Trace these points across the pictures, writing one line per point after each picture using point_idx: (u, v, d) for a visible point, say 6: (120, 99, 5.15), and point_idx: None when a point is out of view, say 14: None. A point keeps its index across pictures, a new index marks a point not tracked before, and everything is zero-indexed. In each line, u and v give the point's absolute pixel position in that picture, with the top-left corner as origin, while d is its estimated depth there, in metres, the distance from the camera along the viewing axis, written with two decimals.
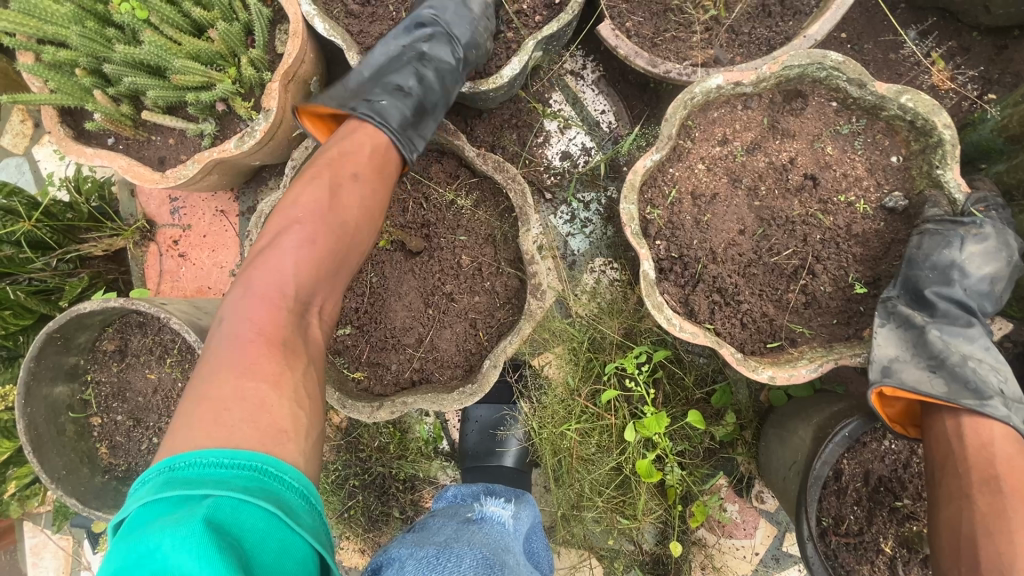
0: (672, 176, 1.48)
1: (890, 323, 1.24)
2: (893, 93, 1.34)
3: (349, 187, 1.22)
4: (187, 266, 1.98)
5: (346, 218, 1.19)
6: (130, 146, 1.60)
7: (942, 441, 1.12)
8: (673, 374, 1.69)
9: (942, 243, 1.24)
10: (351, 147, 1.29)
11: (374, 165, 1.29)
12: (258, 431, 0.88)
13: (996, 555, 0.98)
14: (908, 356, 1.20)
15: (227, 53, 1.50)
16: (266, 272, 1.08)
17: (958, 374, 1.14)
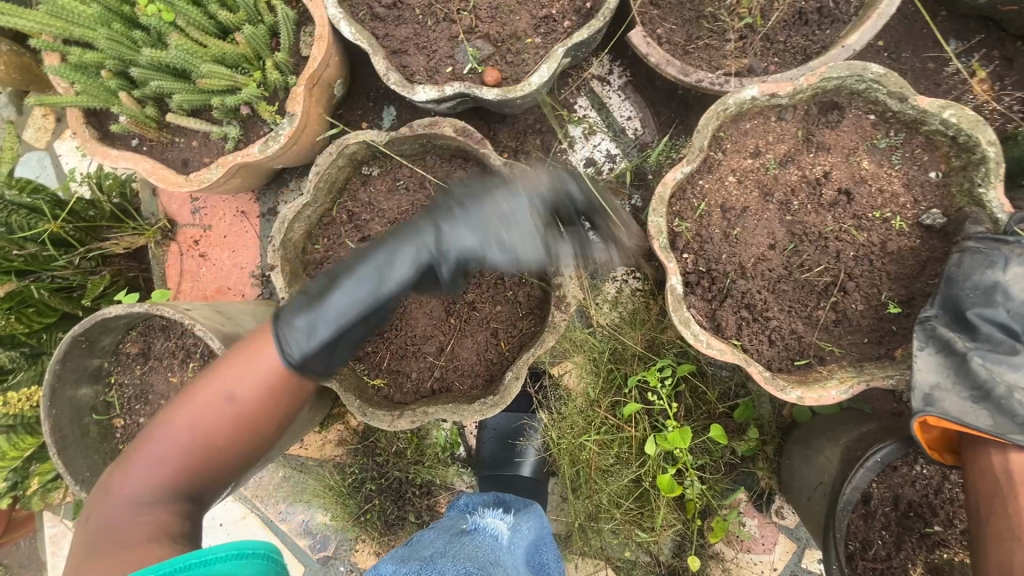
0: (701, 188, 1.45)
1: (930, 347, 1.21)
2: (936, 107, 1.30)
3: (238, 392, 1.19)
4: (207, 266, 1.98)
5: (243, 398, 1.19)
6: (153, 147, 1.60)
7: (987, 474, 1.11)
8: (695, 388, 1.67)
9: (987, 263, 1.21)
10: (247, 358, 1.22)
11: (284, 364, 1.25)
12: (120, 566, 0.95)
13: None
14: (951, 384, 1.18)
15: (253, 56, 1.49)
16: (147, 458, 1.13)
17: (1006, 406, 1.11)
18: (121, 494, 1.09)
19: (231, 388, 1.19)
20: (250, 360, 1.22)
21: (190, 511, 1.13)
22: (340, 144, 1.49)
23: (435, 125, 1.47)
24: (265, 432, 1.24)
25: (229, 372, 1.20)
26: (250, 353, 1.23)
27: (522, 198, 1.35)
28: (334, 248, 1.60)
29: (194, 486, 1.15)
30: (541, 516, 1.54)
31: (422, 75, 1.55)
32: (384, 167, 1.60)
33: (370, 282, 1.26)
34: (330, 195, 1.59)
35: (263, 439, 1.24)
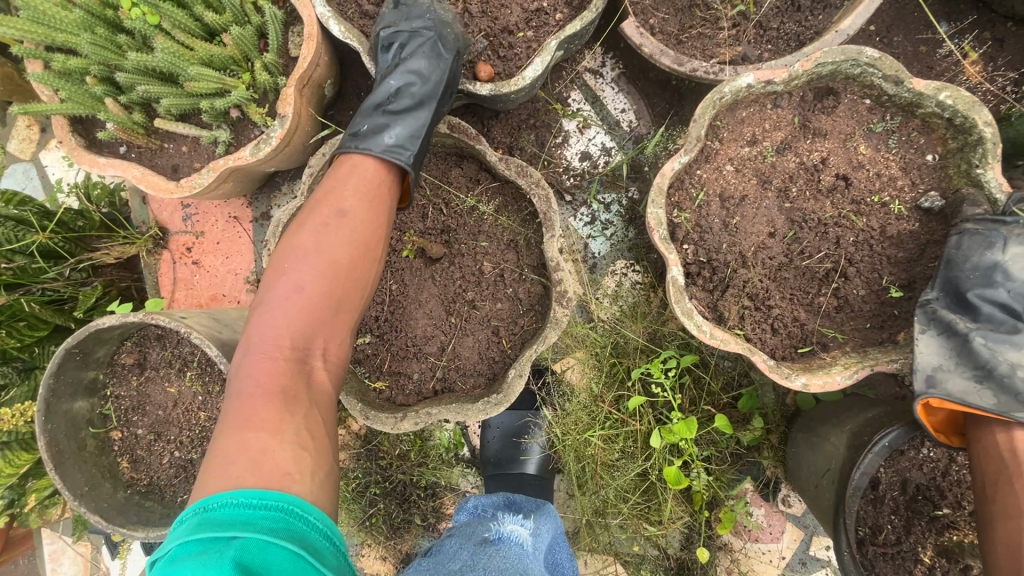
0: (699, 178, 1.44)
1: (932, 329, 1.21)
2: (932, 89, 1.29)
3: (341, 221, 1.20)
4: (201, 274, 1.95)
5: (352, 254, 1.19)
6: (142, 154, 1.57)
7: (993, 453, 1.12)
8: (699, 379, 1.66)
9: (988, 244, 1.20)
10: (341, 178, 1.26)
11: (366, 189, 1.27)
12: (259, 475, 0.88)
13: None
14: (953, 365, 1.18)
15: (241, 58, 1.46)
16: (288, 294, 1.12)
17: (1008, 385, 1.12)
18: (257, 347, 1.08)
19: (329, 255, 1.17)
20: (368, 190, 1.28)
21: (298, 353, 1.10)
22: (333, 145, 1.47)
23: None
24: (359, 276, 1.21)
25: (312, 223, 1.19)
26: (348, 180, 1.26)
27: (410, 64, 1.37)
28: None
29: (313, 324, 1.13)
30: (556, 517, 1.53)
31: None
32: None
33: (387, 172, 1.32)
34: None
35: (377, 264, 1.26)
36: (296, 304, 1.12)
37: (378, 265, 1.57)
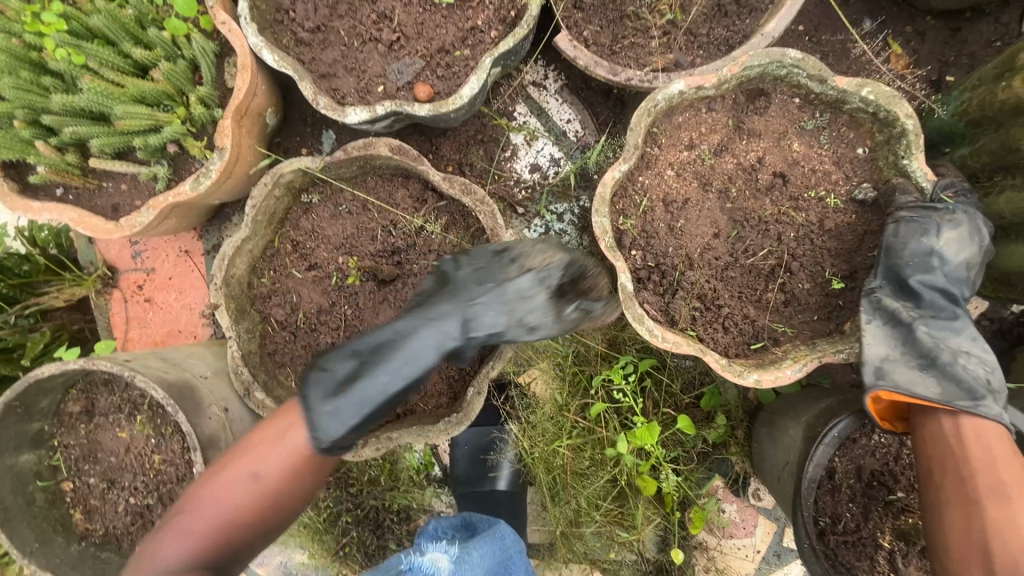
0: (642, 184, 1.46)
1: (878, 320, 1.24)
2: (854, 86, 1.34)
3: (270, 465, 1.16)
4: (154, 311, 1.91)
5: (268, 476, 1.15)
6: (80, 195, 1.53)
7: (941, 439, 1.14)
8: (661, 381, 1.67)
9: (925, 230, 1.24)
10: (269, 433, 1.18)
11: (307, 449, 1.17)
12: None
13: (1003, 555, 1.03)
14: (900, 356, 1.21)
15: (175, 93, 1.45)
16: (248, 482, 1.15)
17: (950, 373, 1.17)
18: (162, 549, 1.09)
19: (252, 467, 1.15)
20: (288, 428, 1.18)
21: (226, 565, 1.13)
22: (274, 174, 1.45)
23: (370, 145, 1.44)
24: (264, 516, 1.17)
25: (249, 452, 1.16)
26: (271, 430, 1.18)
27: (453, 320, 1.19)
28: (282, 280, 1.57)
29: (224, 551, 1.13)
30: (507, 537, 1.44)
31: (353, 97, 1.53)
32: (324, 193, 1.56)
33: (395, 376, 1.17)
34: (271, 226, 1.55)
35: (298, 498, 1.20)
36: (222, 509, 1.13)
37: (331, 291, 1.56)
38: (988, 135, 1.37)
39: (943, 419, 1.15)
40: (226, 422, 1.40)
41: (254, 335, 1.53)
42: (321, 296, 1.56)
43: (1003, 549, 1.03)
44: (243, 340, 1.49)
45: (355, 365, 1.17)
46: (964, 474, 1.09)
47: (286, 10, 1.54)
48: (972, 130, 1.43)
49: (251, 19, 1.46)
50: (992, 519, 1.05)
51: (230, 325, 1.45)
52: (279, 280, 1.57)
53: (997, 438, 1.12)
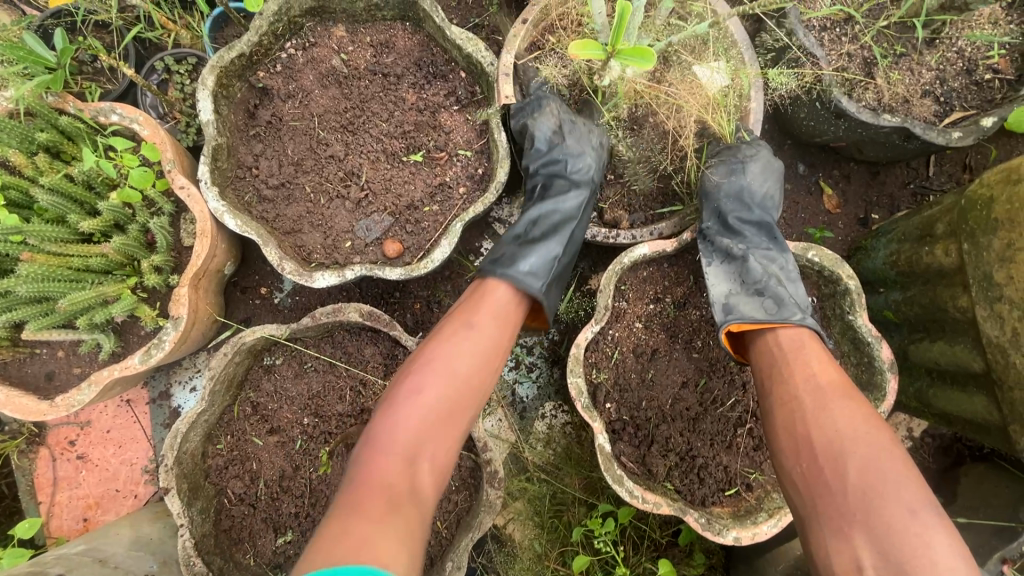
0: (613, 337, 1.50)
1: (715, 260, 1.41)
2: (800, 249, 1.46)
3: (468, 342, 1.18)
4: (88, 469, 1.72)
5: (483, 330, 1.21)
6: (7, 364, 1.40)
7: (775, 366, 1.23)
8: (639, 523, 1.65)
9: (729, 182, 1.47)
10: (483, 302, 1.27)
11: (496, 313, 1.27)
12: (357, 550, 0.85)
13: (872, 523, 0.95)
14: (739, 290, 1.37)
15: (125, 260, 1.36)
16: (433, 369, 1.12)
17: (777, 290, 1.33)
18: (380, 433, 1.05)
19: (471, 327, 1.20)
20: (489, 301, 1.29)
21: (444, 455, 1.07)
22: (234, 343, 1.38)
23: (339, 311, 1.41)
24: (478, 396, 1.16)
25: (447, 329, 1.20)
26: (469, 304, 1.27)
27: (580, 159, 1.50)
28: (240, 446, 1.47)
29: (449, 425, 1.10)
30: None
31: (320, 255, 1.50)
32: (287, 353, 1.49)
33: (553, 245, 1.42)
34: (229, 391, 1.46)
35: (492, 373, 1.19)
36: (421, 413, 1.07)
37: (294, 455, 1.47)
38: (915, 288, 1.52)
39: (786, 409, 1.16)
40: None
41: (207, 512, 1.41)
42: (284, 460, 1.47)
43: (869, 508, 0.96)
44: (196, 522, 1.36)
45: (517, 245, 1.40)
46: (833, 507, 1.00)
47: (249, 166, 1.52)
48: (903, 278, 1.57)
49: (212, 182, 1.42)
50: (856, 479, 1.00)
51: (181, 510, 1.33)
52: (237, 446, 1.47)
53: (837, 394, 1.12)
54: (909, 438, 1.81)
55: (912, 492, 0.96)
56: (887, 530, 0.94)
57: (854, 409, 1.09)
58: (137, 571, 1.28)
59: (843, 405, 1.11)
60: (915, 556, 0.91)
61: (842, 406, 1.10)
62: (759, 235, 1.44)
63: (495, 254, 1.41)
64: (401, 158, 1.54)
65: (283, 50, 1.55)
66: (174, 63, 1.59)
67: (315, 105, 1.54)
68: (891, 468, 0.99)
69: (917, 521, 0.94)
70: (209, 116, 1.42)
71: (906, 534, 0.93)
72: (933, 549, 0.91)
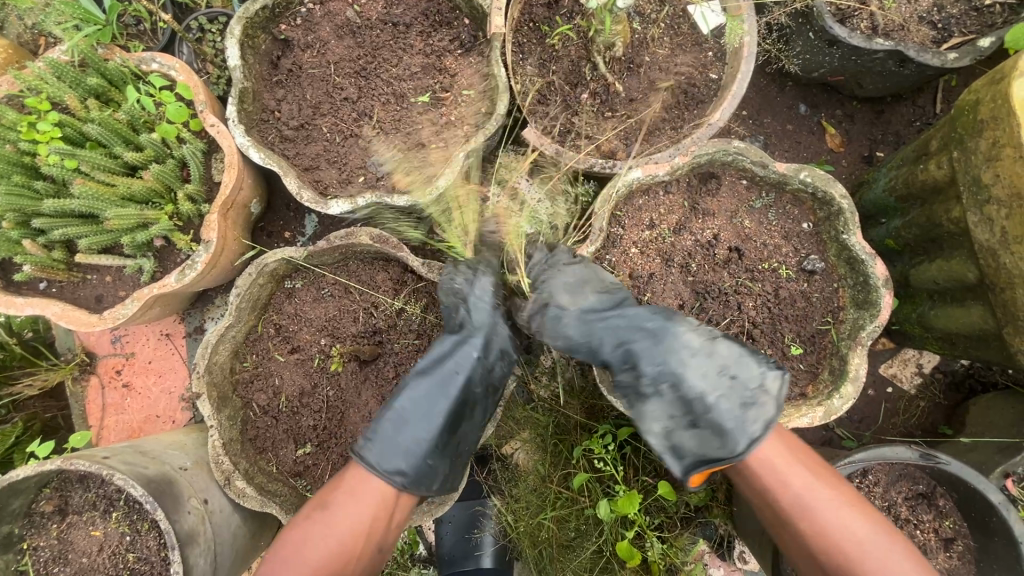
0: (610, 261, 1.57)
1: (637, 403, 1.37)
2: (792, 171, 1.49)
3: (340, 515, 1.27)
4: (133, 396, 1.89)
5: (337, 509, 1.27)
6: (63, 287, 1.57)
7: (759, 486, 1.24)
8: (639, 449, 1.69)
9: (585, 324, 1.41)
10: (344, 490, 1.31)
11: (365, 499, 1.30)
12: None
13: (822, 537, 1.15)
14: (677, 425, 1.33)
15: (164, 190, 1.52)
16: (296, 554, 1.22)
17: (710, 420, 1.28)
18: None
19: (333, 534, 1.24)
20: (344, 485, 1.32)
21: None
22: (258, 264, 1.51)
23: (352, 235, 1.52)
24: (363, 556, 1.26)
25: (307, 521, 1.27)
26: (319, 496, 1.31)
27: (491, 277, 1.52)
28: (265, 364, 1.60)
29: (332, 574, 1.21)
30: None
31: (335, 188, 1.62)
32: (307, 278, 1.62)
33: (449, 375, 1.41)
34: (254, 312, 1.59)
35: (362, 536, 1.26)
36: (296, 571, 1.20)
37: (313, 372, 1.59)
38: (914, 210, 1.52)
39: (785, 529, 1.20)
40: (207, 517, 1.38)
41: (235, 420, 1.55)
42: (303, 378, 1.59)
43: None
44: (225, 426, 1.50)
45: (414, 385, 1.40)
46: None
47: (272, 110, 1.66)
48: (902, 204, 1.57)
49: (239, 121, 1.56)
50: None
51: (212, 414, 1.47)
52: (262, 363, 1.60)
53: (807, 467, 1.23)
54: (918, 374, 1.80)
55: (893, 549, 1.12)
56: None
57: (829, 492, 1.19)
58: (173, 464, 1.42)
59: (813, 482, 1.21)
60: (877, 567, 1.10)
61: (810, 468, 1.23)
62: (614, 298, 1.42)
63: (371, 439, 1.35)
64: (409, 100, 1.66)
65: (302, 4, 1.69)
66: (206, 22, 1.76)
67: (331, 54, 1.67)
68: (862, 526, 1.14)
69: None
70: (236, 62, 1.57)
71: None
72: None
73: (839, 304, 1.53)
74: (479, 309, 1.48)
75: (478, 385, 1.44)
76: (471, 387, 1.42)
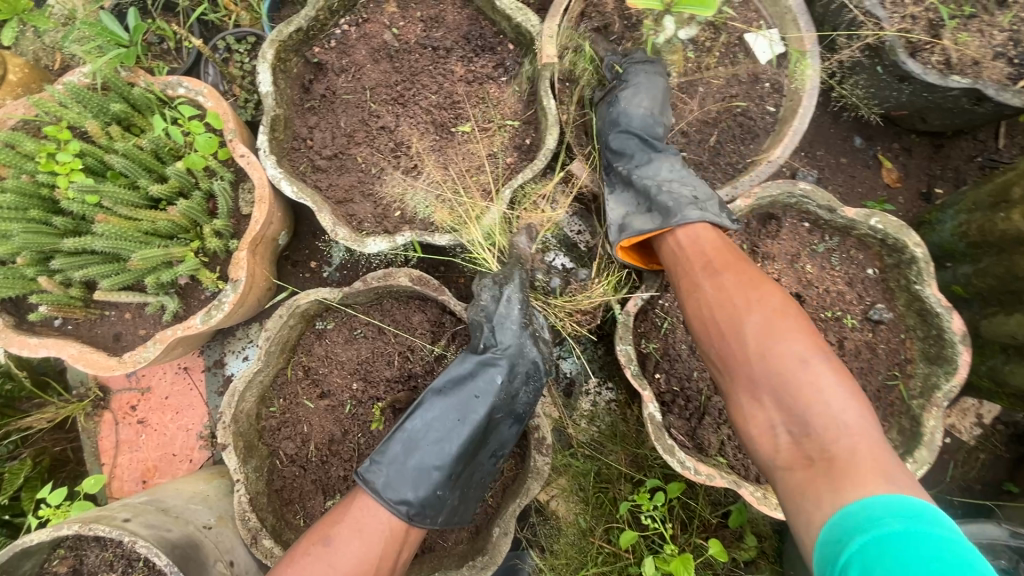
0: (662, 306, 1.48)
1: (615, 189, 1.50)
2: (862, 216, 1.40)
3: (343, 554, 1.12)
4: (148, 433, 1.80)
5: (344, 548, 1.12)
6: (79, 324, 1.47)
7: (685, 256, 1.29)
8: (687, 502, 1.60)
9: (613, 120, 1.50)
10: (352, 525, 1.16)
11: (376, 540, 1.16)
12: None
13: (774, 362, 1.06)
14: (635, 210, 1.45)
15: (189, 224, 1.42)
16: None
17: (660, 201, 1.38)
18: None
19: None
20: (353, 519, 1.17)
21: None
22: (290, 306, 1.42)
23: (389, 276, 1.43)
24: None
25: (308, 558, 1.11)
26: (321, 529, 1.16)
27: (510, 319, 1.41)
28: (292, 410, 1.50)
29: None
30: None
31: (370, 223, 1.53)
32: (339, 318, 1.52)
33: (458, 412, 1.30)
34: (283, 354, 1.50)
35: None
36: None
37: (343, 420, 1.49)
38: (987, 258, 1.44)
39: (693, 292, 1.22)
40: None
41: (261, 471, 1.45)
42: (334, 425, 1.49)
43: (778, 378, 1.05)
44: (251, 479, 1.40)
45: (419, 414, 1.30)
46: (738, 363, 1.11)
47: (304, 138, 1.57)
48: (974, 250, 1.48)
49: (270, 151, 1.47)
50: (759, 350, 1.08)
51: (238, 467, 1.37)
52: (290, 409, 1.50)
53: (732, 273, 1.20)
54: (979, 425, 1.70)
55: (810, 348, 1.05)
56: (785, 391, 1.03)
57: (748, 279, 1.18)
58: (196, 522, 1.32)
59: (741, 287, 1.17)
60: (803, 384, 1.02)
61: (750, 278, 1.19)
62: (642, 114, 1.47)
63: (378, 462, 1.24)
64: (449, 129, 1.57)
65: (337, 26, 1.60)
66: (235, 42, 1.66)
67: (367, 79, 1.58)
68: (759, 297, 1.14)
69: (810, 375, 1.02)
70: (268, 89, 1.47)
71: (806, 392, 1.01)
72: (822, 389, 1.01)
73: (907, 357, 1.44)
74: (505, 329, 1.40)
75: (500, 412, 1.33)
76: (493, 415, 1.32)
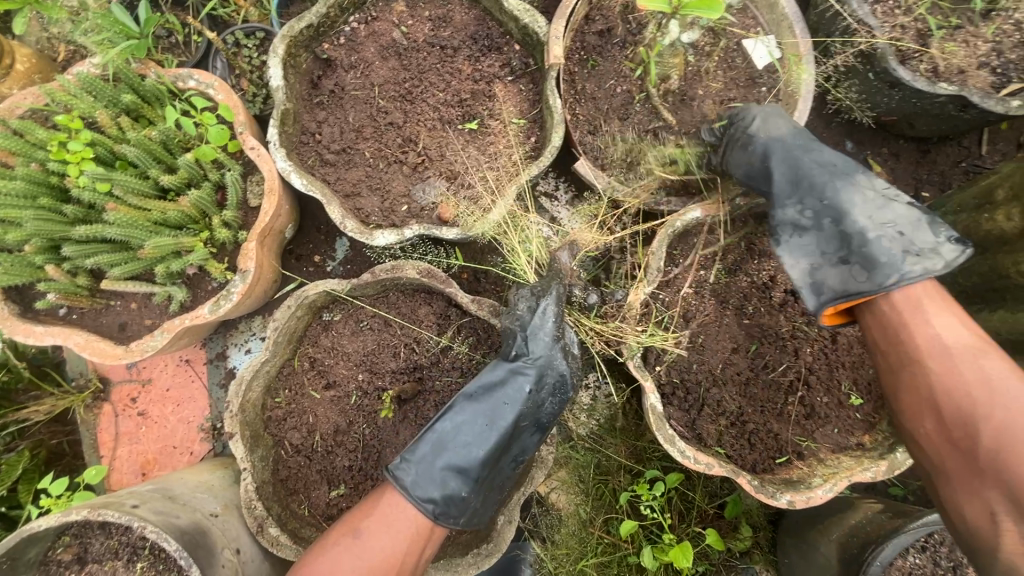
0: (663, 300, 1.52)
1: (786, 237, 1.35)
2: None
3: (368, 545, 1.16)
4: (148, 425, 1.79)
5: (370, 541, 1.17)
6: (84, 314, 1.47)
7: (894, 320, 1.20)
8: (684, 493, 1.65)
9: (749, 153, 1.41)
10: (379, 520, 1.20)
11: (399, 535, 1.20)
12: None
13: (967, 420, 1.05)
14: (822, 260, 1.30)
15: (199, 215, 1.43)
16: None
17: (865, 252, 1.24)
18: None
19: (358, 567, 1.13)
20: (381, 514, 1.21)
21: None
22: (298, 296, 1.43)
23: (397, 269, 1.45)
24: None
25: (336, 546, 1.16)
26: (352, 520, 1.21)
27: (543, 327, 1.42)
28: (298, 400, 1.52)
29: None
30: None
31: (378, 217, 1.55)
32: (346, 310, 1.54)
33: (485, 417, 1.33)
34: (289, 345, 1.51)
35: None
36: None
37: (348, 410, 1.51)
38: (971, 258, 1.50)
39: (914, 368, 1.15)
40: (238, 568, 1.30)
41: (267, 460, 1.47)
42: (339, 416, 1.51)
43: (998, 460, 1.00)
44: (257, 468, 1.42)
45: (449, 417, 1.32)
46: (962, 456, 1.05)
47: (312, 132, 1.59)
48: None
49: (280, 144, 1.49)
50: (976, 428, 1.04)
51: (245, 455, 1.38)
52: (295, 399, 1.52)
53: (950, 322, 1.16)
54: None
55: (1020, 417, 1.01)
56: (1015, 479, 0.97)
57: (956, 337, 1.13)
58: (202, 510, 1.33)
59: (965, 346, 1.12)
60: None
61: (973, 334, 1.14)
62: (784, 146, 1.38)
63: (407, 461, 1.27)
64: (456, 126, 1.60)
65: (346, 23, 1.62)
66: (243, 37, 1.68)
67: (375, 76, 1.61)
68: (984, 363, 1.09)
69: None
70: (279, 83, 1.50)
71: None
72: None
73: None
74: (536, 338, 1.41)
75: (526, 419, 1.36)
76: (519, 422, 1.35)
